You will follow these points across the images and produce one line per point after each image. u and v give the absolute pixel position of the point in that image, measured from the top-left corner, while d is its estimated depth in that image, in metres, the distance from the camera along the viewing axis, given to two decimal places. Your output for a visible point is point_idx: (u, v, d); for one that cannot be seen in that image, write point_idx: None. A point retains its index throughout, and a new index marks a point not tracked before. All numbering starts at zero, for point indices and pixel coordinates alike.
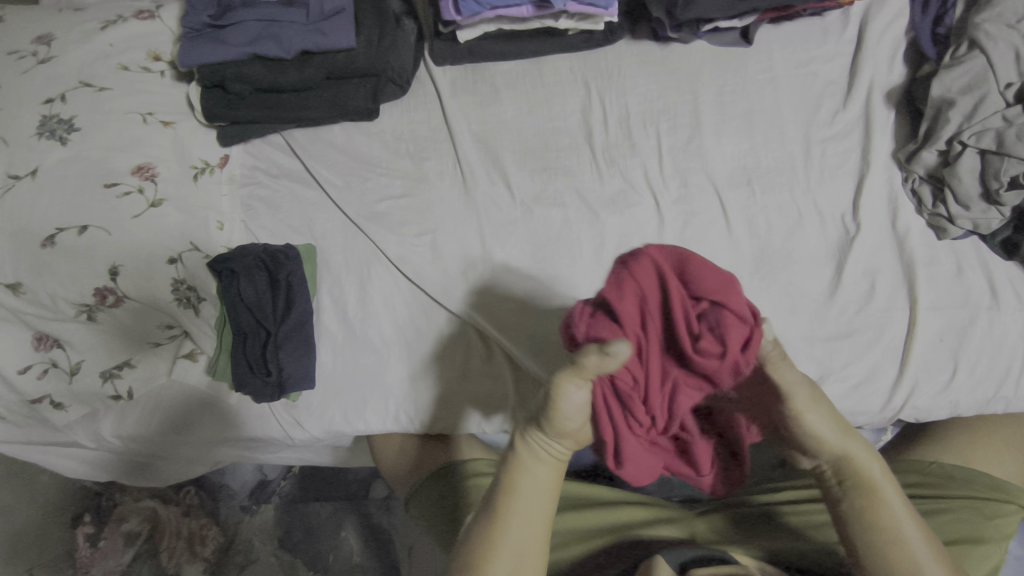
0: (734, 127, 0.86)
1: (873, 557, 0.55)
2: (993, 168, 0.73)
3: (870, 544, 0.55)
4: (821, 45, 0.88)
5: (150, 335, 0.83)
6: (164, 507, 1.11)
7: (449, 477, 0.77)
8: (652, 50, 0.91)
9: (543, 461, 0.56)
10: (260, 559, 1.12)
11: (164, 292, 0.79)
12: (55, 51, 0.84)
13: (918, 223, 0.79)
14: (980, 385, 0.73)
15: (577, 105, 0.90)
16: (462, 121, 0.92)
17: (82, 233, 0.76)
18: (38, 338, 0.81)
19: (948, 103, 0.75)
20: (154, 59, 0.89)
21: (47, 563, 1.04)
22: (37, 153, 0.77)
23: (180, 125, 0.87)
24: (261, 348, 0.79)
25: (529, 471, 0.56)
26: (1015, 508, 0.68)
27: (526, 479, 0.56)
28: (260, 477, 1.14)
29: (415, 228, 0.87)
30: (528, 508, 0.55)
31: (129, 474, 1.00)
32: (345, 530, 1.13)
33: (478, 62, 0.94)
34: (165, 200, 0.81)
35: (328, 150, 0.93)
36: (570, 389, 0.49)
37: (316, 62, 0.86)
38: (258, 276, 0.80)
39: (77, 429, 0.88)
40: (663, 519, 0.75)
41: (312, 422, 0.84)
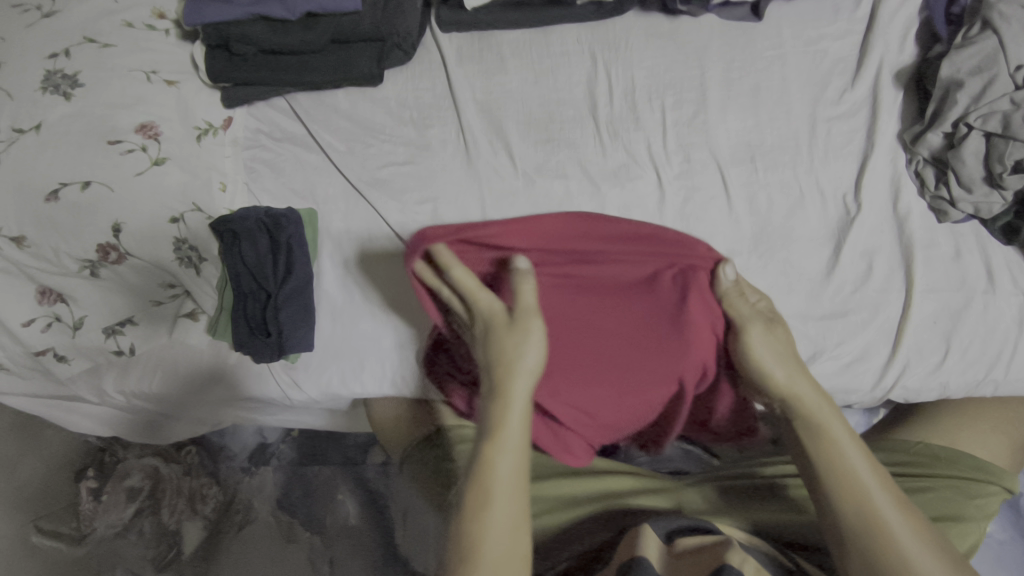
0: (740, 103, 0.85)
1: (862, 535, 0.56)
2: (998, 151, 0.72)
3: (828, 471, 0.60)
4: (832, 22, 0.87)
5: (152, 293, 0.84)
6: (165, 466, 1.16)
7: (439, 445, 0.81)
8: (661, 23, 0.90)
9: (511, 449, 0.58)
10: (259, 518, 1.06)
11: (165, 250, 0.80)
12: (59, 6, 0.84)
13: (919, 206, 0.79)
14: (970, 368, 0.74)
15: (582, 76, 0.90)
16: (467, 89, 0.91)
17: (85, 188, 0.76)
18: (41, 292, 0.82)
19: (956, 84, 0.74)
20: (159, 17, 0.89)
21: (53, 513, 1.08)
22: (41, 108, 0.78)
23: (185, 84, 0.87)
24: (262, 309, 0.81)
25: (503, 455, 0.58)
26: (999, 489, 0.69)
27: (508, 416, 0.61)
28: (261, 439, 1.25)
29: (417, 196, 0.87)
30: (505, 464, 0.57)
31: (134, 431, 1.01)
32: (342, 494, 1.09)
33: (484, 30, 0.93)
34: (168, 158, 0.81)
35: (332, 115, 0.93)
36: (528, 350, 0.64)
37: (321, 26, 0.86)
38: (260, 238, 0.81)
39: (80, 383, 0.90)
40: (645, 488, 0.77)
41: (309, 382, 0.86)
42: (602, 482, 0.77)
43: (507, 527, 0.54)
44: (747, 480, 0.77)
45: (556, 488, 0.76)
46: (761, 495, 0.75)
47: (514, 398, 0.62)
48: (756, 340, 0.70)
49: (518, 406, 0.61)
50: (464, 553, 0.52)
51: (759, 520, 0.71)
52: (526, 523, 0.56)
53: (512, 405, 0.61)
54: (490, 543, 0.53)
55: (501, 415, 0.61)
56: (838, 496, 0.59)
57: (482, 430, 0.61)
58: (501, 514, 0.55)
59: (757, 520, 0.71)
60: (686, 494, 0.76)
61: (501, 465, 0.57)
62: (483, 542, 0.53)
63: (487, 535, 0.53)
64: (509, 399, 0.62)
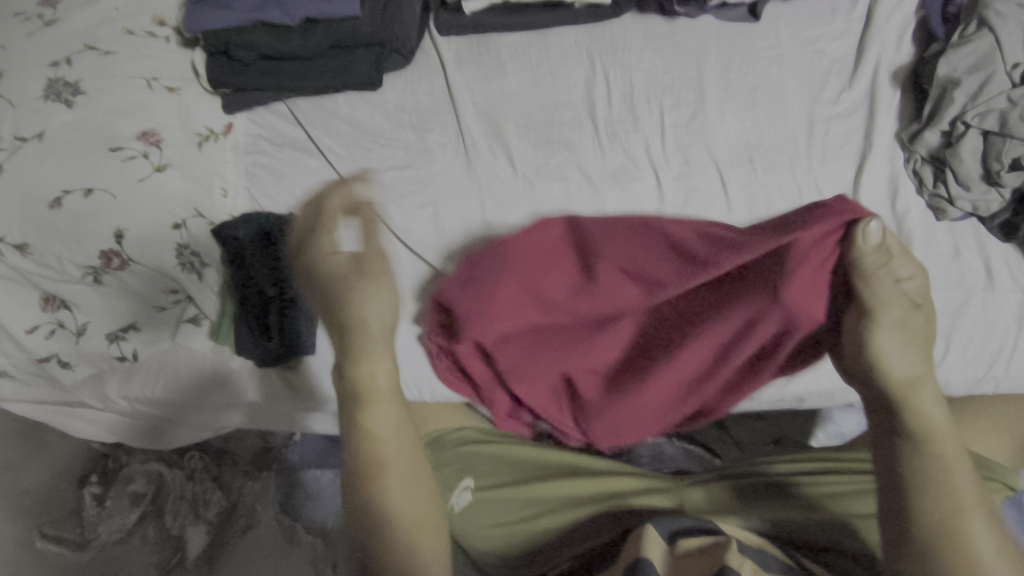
0: (738, 104, 0.86)
1: (920, 491, 0.53)
2: (995, 149, 0.72)
3: (919, 472, 0.53)
4: (829, 23, 0.88)
5: (154, 298, 0.84)
6: (169, 471, 1.14)
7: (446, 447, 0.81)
8: (658, 25, 0.91)
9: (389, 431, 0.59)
10: (261, 522, 1.16)
11: (168, 256, 0.81)
12: (61, 14, 0.85)
13: (918, 204, 0.79)
14: (971, 364, 0.74)
15: (581, 78, 0.90)
16: (466, 92, 0.92)
17: (88, 196, 0.77)
18: (45, 299, 0.83)
19: (953, 83, 0.75)
20: (159, 24, 0.90)
21: (58, 519, 1.09)
22: (44, 115, 0.78)
23: (186, 91, 0.88)
24: (263, 313, 0.82)
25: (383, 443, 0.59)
26: (1000, 486, 0.67)
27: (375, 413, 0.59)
28: (263, 442, 1.18)
29: (417, 199, 0.88)
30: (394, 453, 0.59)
31: (139, 436, 1.02)
32: (340, 498, 1.13)
33: (482, 33, 0.93)
34: (169, 165, 0.81)
35: (331, 120, 0.93)
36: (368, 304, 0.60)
37: (321, 31, 0.87)
38: (261, 243, 0.82)
39: (83, 390, 0.90)
40: (649, 488, 0.77)
41: (312, 386, 0.87)
42: (604, 481, 0.77)
43: (408, 488, 0.59)
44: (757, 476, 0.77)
45: (558, 488, 0.76)
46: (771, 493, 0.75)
47: (378, 413, 0.59)
48: (887, 335, 0.56)
49: (387, 442, 0.59)
50: (374, 523, 0.57)
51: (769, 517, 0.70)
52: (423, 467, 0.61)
53: (382, 359, 0.60)
54: (400, 512, 0.57)
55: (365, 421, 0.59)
56: (933, 496, 0.52)
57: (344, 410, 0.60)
58: (399, 483, 0.58)
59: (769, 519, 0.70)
60: (688, 492, 0.76)
61: (382, 452, 0.58)
62: (384, 508, 0.57)
63: (391, 504, 0.57)
64: (377, 404, 0.59)
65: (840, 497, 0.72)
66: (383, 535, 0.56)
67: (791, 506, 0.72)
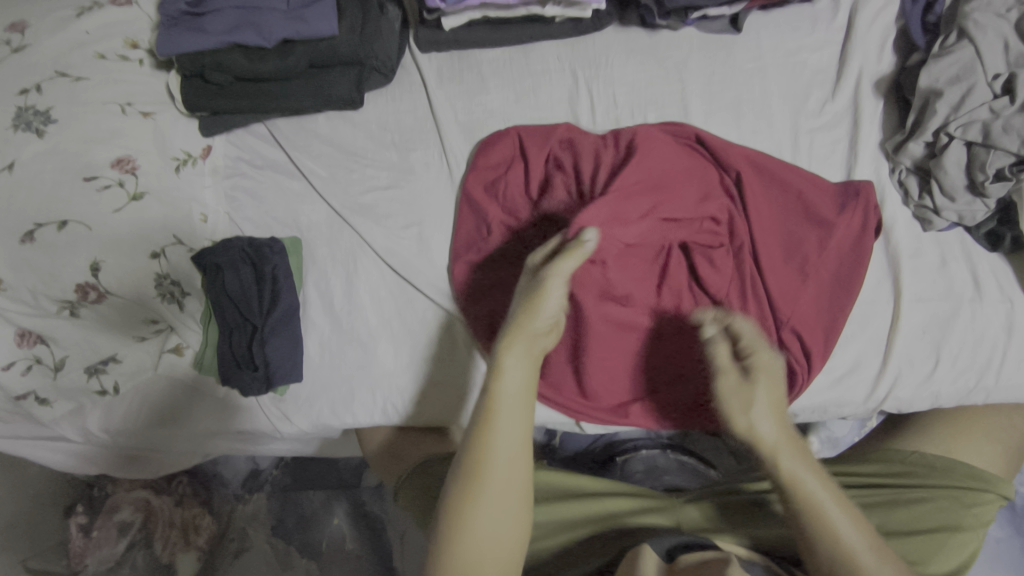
0: (722, 118, 0.85)
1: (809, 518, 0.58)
2: (979, 160, 0.72)
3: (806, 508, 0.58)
4: (810, 33, 0.88)
5: (135, 329, 0.82)
6: (156, 498, 1.11)
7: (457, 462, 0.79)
8: (640, 37, 0.90)
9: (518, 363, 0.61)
10: (254, 546, 1.15)
11: (148, 286, 0.79)
12: (29, 40, 0.81)
13: (904, 215, 0.79)
14: (961, 376, 0.74)
15: (564, 94, 0.89)
16: (449, 111, 0.90)
17: (62, 228, 0.75)
18: (21, 334, 0.80)
19: (936, 93, 0.74)
20: (132, 47, 0.88)
21: (42, 552, 1.04)
22: (13, 146, 0.75)
23: (161, 116, 0.86)
24: (248, 342, 0.80)
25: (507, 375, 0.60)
26: (993, 496, 0.69)
27: (550, 288, 0.64)
28: (252, 467, 1.18)
29: (402, 220, 0.87)
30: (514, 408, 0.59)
31: (119, 467, 0.98)
32: (337, 517, 1.16)
33: (464, 50, 0.92)
34: (146, 193, 0.80)
35: (312, 141, 0.92)
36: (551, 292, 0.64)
37: (298, 51, 0.85)
38: (244, 269, 0.80)
39: (63, 425, 0.87)
40: (646, 507, 0.76)
41: (299, 415, 0.85)
42: (596, 501, 0.76)
43: (514, 428, 0.58)
44: (731, 496, 0.76)
45: (550, 513, 0.75)
46: (735, 510, 0.74)
47: (515, 348, 0.62)
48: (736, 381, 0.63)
49: (508, 396, 0.59)
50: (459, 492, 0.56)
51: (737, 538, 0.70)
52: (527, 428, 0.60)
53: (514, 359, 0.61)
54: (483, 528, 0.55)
55: (508, 345, 0.62)
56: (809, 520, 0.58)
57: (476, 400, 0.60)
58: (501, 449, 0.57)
59: (744, 535, 0.70)
60: (687, 510, 0.75)
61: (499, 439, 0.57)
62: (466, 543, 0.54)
63: (474, 533, 0.55)
64: (513, 352, 0.62)
65: (884, 505, 0.69)
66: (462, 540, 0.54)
67: (753, 524, 0.72)
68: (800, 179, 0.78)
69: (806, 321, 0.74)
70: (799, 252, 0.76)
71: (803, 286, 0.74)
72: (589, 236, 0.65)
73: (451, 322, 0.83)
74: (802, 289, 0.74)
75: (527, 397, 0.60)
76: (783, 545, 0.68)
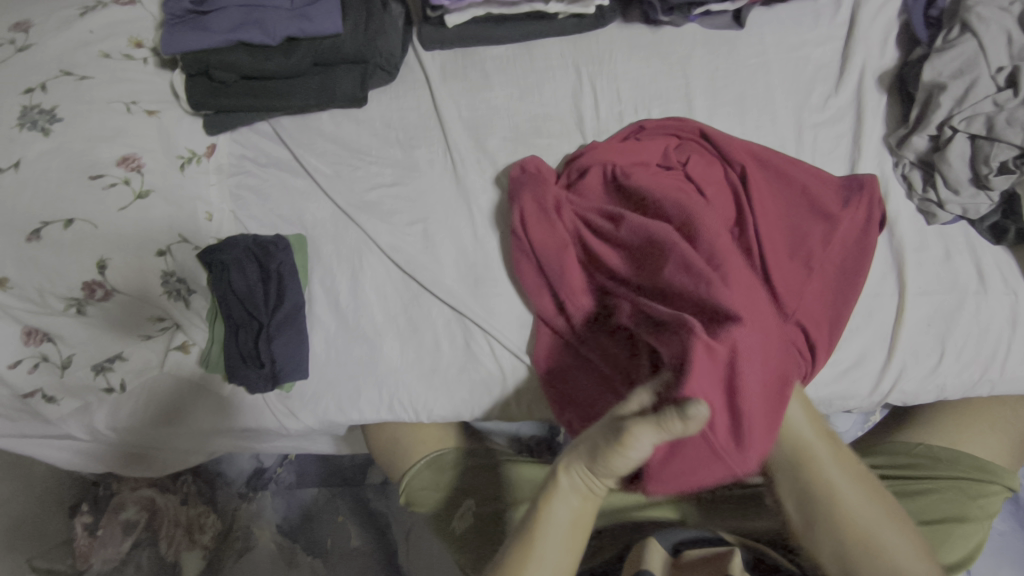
0: (726, 113, 0.85)
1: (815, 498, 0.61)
2: (983, 153, 0.73)
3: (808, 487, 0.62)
4: (813, 28, 0.88)
5: (141, 327, 0.82)
6: (162, 496, 1.11)
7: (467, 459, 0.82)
8: (643, 34, 0.90)
9: (576, 493, 0.55)
10: (259, 546, 1.15)
11: (154, 284, 0.79)
12: (33, 39, 0.82)
13: (908, 209, 0.79)
14: (966, 368, 0.74)
15: (568, 90, 0.90)
16: (453, 107, 0.91)
17: (68, 226, 0.75)
18: (27, 333, 0.81)
19: (939, 87, 0.75)
20: (136, 46, 0.88)
21: (46, 551, 1.04)
22: (19, 145, 0.75)
23: (165, 114, 0.86)
24: (254, 339, 0.80)
25: (562, 505, 0.55)
26: (998, 488, 0.70)
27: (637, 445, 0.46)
28: (257, 465, 1.18)
29: (407, 217, 0.87)
30: (559, 540, 0.54)
31: (125, 465, 0.98)
32: (342, 516, 1.17)
33: (467, 47, 0.93)
34: (152, 191, 0.80)
35: (316, 138, 0.92)
36: (642, 441, 0.46)
37: (302, 49, 0.85)
38: (249, 266, 0.81)
39: (70, 423, 0.86)
40: (654, 501, 0.76)
41: (305, 411, 0.85)
42: (603, 495, 0.77)
43: (560, 554, 0.55)
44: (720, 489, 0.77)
45: None
46: (720, 506, 0.75)
47: (574, 476, 0.54)
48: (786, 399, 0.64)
49: (557, 525, 0.55)
50: None
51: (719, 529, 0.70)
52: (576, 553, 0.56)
53: (564, 501, 0.55)
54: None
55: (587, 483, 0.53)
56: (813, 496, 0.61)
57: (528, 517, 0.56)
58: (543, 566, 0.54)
59: (722, 527, 0.71)
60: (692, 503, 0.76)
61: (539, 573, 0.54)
62: None
63: None
64: (564, 492, 0.55)
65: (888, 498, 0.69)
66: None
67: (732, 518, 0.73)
68: (801, 172, 0.78)
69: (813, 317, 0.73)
70: (804, 246, 0.75)
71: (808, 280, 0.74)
72: (698, 409, 0.43)
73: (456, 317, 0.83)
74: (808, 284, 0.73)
75: (577, 526, 0.56)
76: (764, 536, 0.68)
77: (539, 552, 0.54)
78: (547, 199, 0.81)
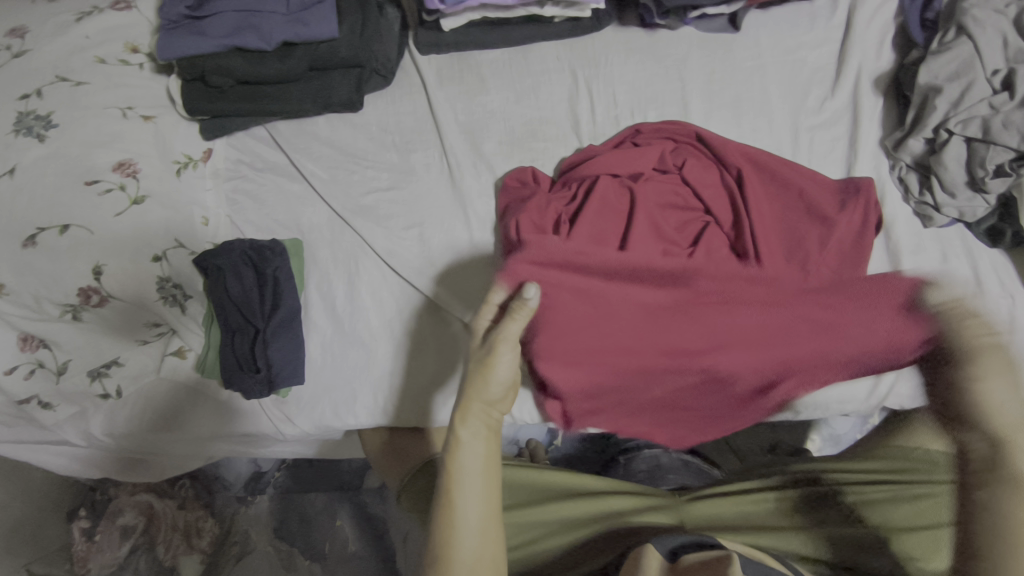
0: (722, 116, 0.85)
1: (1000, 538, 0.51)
2: (979, 156, 0.72)
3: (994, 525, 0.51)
4: (809, 31, 0.88)
5: (137, 332, 0.82)
6: (160, 501, 1.11)
7: None
8: (639, 37, 0.90)
9: (475, 437, 0.61)
10: (257, 549, 1.15)
11: (149, 289, 0.79)
12: (29, 45, 0.82)
13: (904, 212, 0.79)
14: None
15: (564, 93, 0.90)
16: (449, 111, 0.90)
17: (63, 232, 0.75)
18: (23, 339, 0.80)
19: (935, 90, 0.74)
20: (132, 51, 0.88)
21: (47, 556, 1.05)
22: (14, 151, 0.76)
23: (161, 119, 0.86)
24: (250, 345, 0.80)
25: (464, 449, 0.60)
26: None
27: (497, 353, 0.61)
28: (255, 469, 1.16)
29: (404, 221, 0.87)
30: (472, 483, 0.59)
31: (122, 470, 0.98)
32: (340, 519, 1.17)
33: (463, 51, 0.93)
34: (147, 196, 0.80)
35: (312, 143, 0.92)
36: (503, 352, 0.61)
37: (299, 53, 0.85)
38: (246, 272, 0.81)
39: (66, 429, 0.87)
40: (650, 506, 0.76)
41: (302, 416, 0.84)
42: (601, 499, 0.76)
43: (476, 499, 0.58)
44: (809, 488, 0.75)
45: (554, 512, 0.75)
46: (817, 505, 0.73)
47: (469, 418, 0.61)
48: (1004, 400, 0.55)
49: (467, 471, 0.59)
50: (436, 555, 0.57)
51: (813, 536, 0.68)
52: (495, 497, 0.60)
53: (467, 445, 0.60)
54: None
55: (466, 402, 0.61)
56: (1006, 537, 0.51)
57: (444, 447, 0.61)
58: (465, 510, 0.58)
59: (828, 535, 0.68)
60: (693, 508, 0.76)
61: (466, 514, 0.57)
62: None
63: None
64: (465, 438, 0.60)
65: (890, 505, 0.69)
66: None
67: (828, 520, 0.71)
68: (785, 170, 0.79)
69: (816, 321, 0.72)
70: (801, 249, 0.75)
71: (805, 284, 0.74)
72: (531, 291, 0.62)
73: (453, 323, 0.83)
74: (806, 288, 0.73)
75: (488, 468, 0.60)
76: (861, 550, 0.66)
77: (453, 501, 0.58)
78: (548, 212, 0.78)
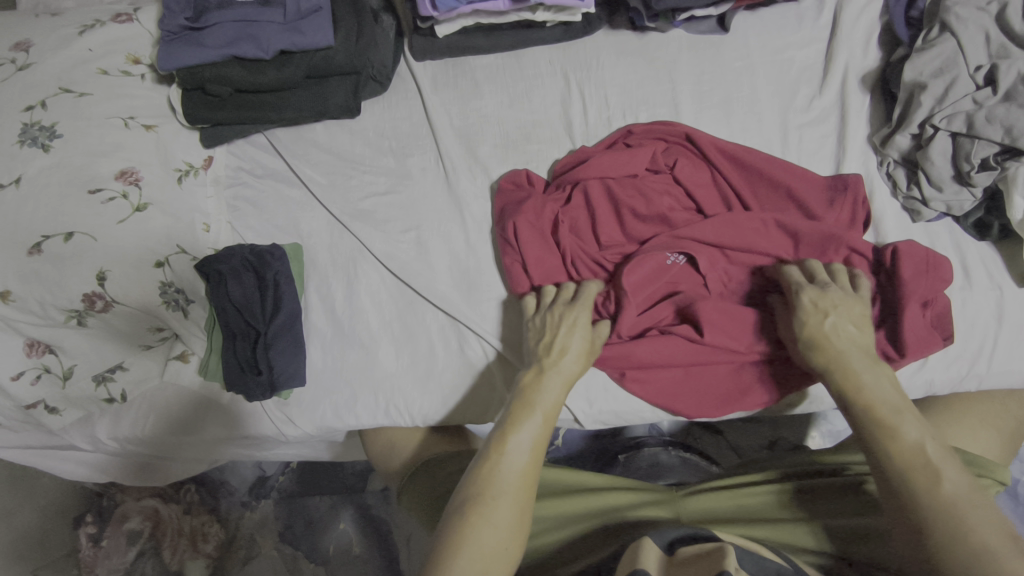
0: (712, 115, 0.87)
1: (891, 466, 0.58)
2: (964, 151, 0.73)
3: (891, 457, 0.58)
4: (796, 31, 0.89)
5: (141, 338, 0.84)
6: (164, 506, 1.14)
7: (461, 455, 0.80)
8: (630, 40, 0.92)
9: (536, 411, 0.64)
10: (262, 553, 1.15)
11: (152, 296, 0.81)
12: (33, 58, 0.84)
13: (892, 206, 0.81)
14: (953, 363, 0.75)
15: (557, 97, 0.91)
16: (444, 115, 0.92)
17: (68, 239, 0.77)
18: (29, 345, 0.82)
19: (920, 86, 0.76)
20: (134, 63, 0.90)
21: (54, 562, 1.06)
22: (19, 162, 0.77)
23: (163, 128, 0.88)
24: (251, 348, 0.81)
25: (526, 419, 0.63)
26: (990, 482, 0.68)
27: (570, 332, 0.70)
28: (260, 473, 1.19)
29: (401, 224, 0.89)
30: (518, 450, 0.61)
31: (129, 474, 1.00)
32: (343, 522, 1.17)
33: (457, 57, 0.94)
34: (149, 204, 0.82)
35: (311, 149, 0.94)
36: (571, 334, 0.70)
37: (296, 61, 0.86)
38: (246, 276, 0.82)
39: (73, 433, 0.89)
40: (647, 500, 0.77)
41: (303, 418, 0.85)
42: (597, 496, 0.77)
43: (517, 469, 0.60)
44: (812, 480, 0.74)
45: (548, 508, 0.76)
46: (820, 496, 0.72)
47: (547, 384, 0.66)
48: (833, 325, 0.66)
49: (520, 438, 0.62)
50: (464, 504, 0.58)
51: (814, 529, 0.69)
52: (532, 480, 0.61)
53: (524, 422, 0.63)
54: (483, 537, 0.56)
55: (541, 379, 0.67)
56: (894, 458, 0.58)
57: (506, 411, 0.65)
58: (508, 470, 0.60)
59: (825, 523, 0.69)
60: (686, 502, 0.77)
61: (507, 465, 0.60)
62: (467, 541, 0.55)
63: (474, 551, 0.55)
64: (527, 413, 0.64)
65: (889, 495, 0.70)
66: (460, 558, 0.54)
67: (832, 510, 0.70)
68: (766, 160, 0.80)
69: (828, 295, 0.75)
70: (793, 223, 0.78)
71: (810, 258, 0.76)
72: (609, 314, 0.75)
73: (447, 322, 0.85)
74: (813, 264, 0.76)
75: (536, 445, 0.62)
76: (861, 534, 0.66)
77: (499, 461, 0.60)
78: (544, 213, 0.81)
